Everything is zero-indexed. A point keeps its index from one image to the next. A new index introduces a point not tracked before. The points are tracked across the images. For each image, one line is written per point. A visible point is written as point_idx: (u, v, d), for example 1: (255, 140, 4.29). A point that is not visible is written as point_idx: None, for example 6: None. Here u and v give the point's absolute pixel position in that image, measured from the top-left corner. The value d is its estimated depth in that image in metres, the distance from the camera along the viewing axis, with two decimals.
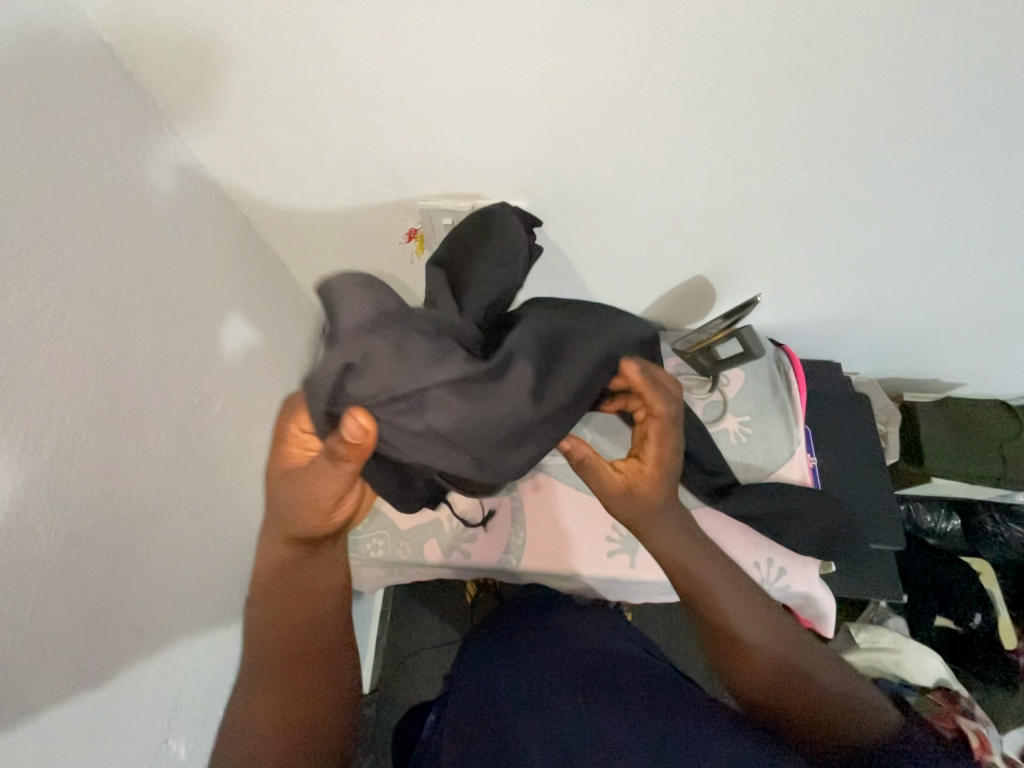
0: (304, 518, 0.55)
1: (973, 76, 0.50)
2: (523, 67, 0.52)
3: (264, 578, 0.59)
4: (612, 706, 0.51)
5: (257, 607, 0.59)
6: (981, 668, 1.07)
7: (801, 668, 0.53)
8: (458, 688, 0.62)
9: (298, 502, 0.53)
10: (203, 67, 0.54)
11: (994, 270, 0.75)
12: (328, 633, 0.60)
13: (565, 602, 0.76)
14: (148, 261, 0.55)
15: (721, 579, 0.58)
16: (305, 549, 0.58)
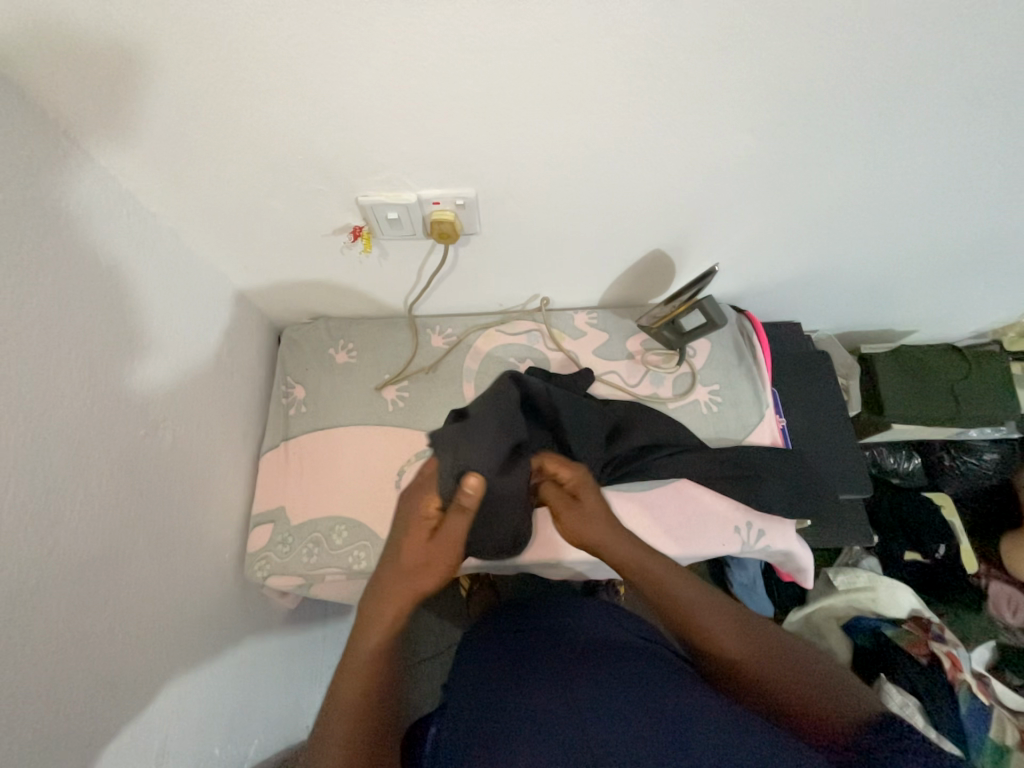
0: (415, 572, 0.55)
1: (907, 30, 0.50)
2: (454, 47, 0.49)
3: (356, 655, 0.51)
4: (600, 690, 0.51)
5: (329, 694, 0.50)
6: (949, 594, 1.14)
7: (790, 656, 0.53)
8: (459, 697, 0.60)
9: (411, 531, 0.57)
10: (103, 74, 0.48)
11: (934, 219, 0.77)
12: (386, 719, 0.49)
13: (558, 594, 0.76)
14: (64, 290, 0.49)
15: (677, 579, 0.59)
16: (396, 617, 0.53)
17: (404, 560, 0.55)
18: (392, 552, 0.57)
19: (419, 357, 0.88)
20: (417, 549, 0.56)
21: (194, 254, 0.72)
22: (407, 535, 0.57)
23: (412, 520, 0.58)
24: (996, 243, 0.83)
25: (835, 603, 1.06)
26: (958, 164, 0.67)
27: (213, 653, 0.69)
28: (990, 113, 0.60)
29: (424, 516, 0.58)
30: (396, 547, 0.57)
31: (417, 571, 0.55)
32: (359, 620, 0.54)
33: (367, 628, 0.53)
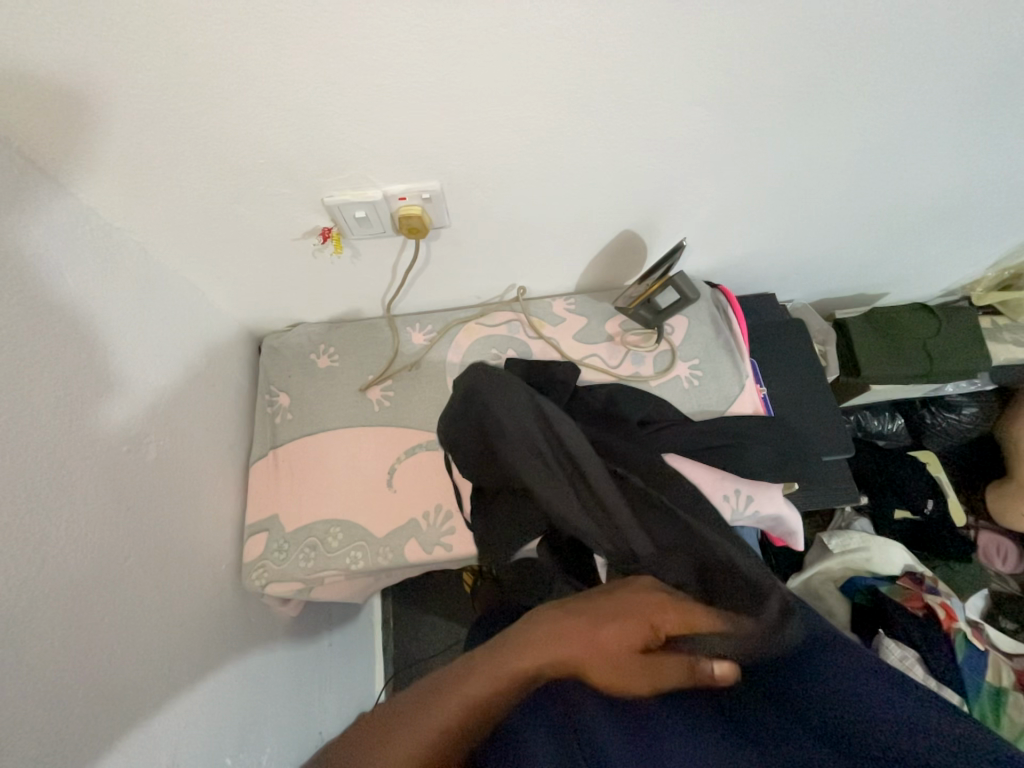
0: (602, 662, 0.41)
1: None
2: (401, 38, 0.49)
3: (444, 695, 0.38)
4: None
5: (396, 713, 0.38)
6: (941, 548, 1.17)
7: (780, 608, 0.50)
8: None
9: (628, 618, 0.43)
10: (54, 90, 0.48)
11: (893, 181, 0.79)
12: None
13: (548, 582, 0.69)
14: (31, 314, 0.49)
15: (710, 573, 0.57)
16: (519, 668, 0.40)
17: (603, 641, 0.42)
18: (584, 619, 0.43)
19: (401, 355, 0.88)
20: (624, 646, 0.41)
21: (166, 269, 0.72)
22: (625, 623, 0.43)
23: (639, 612, 0.44)
24: (954, 200, 0.85)
25: (831, 566, 1.08)
26: (911, 123, 0.69)
27: (218, 666, 0.69)
28: (935, 69, 0.61)
29: (650, 620, 0.43)
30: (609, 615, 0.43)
31: (603, 667, 0.41)
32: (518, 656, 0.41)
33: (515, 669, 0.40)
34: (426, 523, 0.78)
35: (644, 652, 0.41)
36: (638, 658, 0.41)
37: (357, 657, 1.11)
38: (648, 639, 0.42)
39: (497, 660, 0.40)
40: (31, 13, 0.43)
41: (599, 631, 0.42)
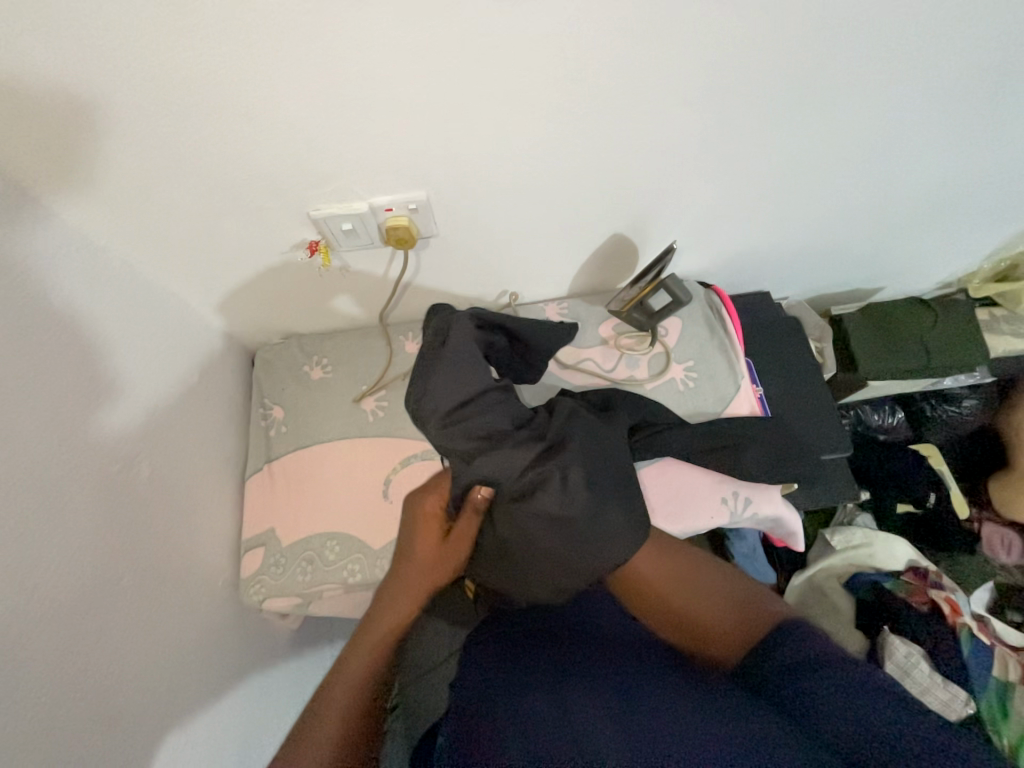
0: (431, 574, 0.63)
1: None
2: (380, 50, 0.49)
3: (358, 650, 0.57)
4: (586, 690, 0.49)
5: (334, 682, 0.54)
6: (945, 542, 1.16)
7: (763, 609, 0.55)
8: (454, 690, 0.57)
9: (422, 526, 0.65)
10: (36, 112, 0.48)
11: (882, 177, 0.79)
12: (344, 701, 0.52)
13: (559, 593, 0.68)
14: (18, 335, 0.49)
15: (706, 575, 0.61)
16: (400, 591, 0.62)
17: (414, 552, 0.64)
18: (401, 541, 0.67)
19: (394, 364, 0.88)
20: (431, 543, 0.64)
21: (156, 286, 0.72)
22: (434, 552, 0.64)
23: (423, 518, 0.66)
24: (946, 193, 0.85)
25: (835, 563, 1.07)
26: (899, 118, 0.68)
27: (218, 683, 0.69)
28: (922, 63, 0.61)
29: (434, 513, 0.66)
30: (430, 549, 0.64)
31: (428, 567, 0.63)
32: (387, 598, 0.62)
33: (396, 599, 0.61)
34: None
35: (443, 539, 0.64)
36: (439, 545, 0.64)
37: None
38: (440, 529, 0.65)
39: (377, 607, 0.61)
40: (9, 34, 0.43)
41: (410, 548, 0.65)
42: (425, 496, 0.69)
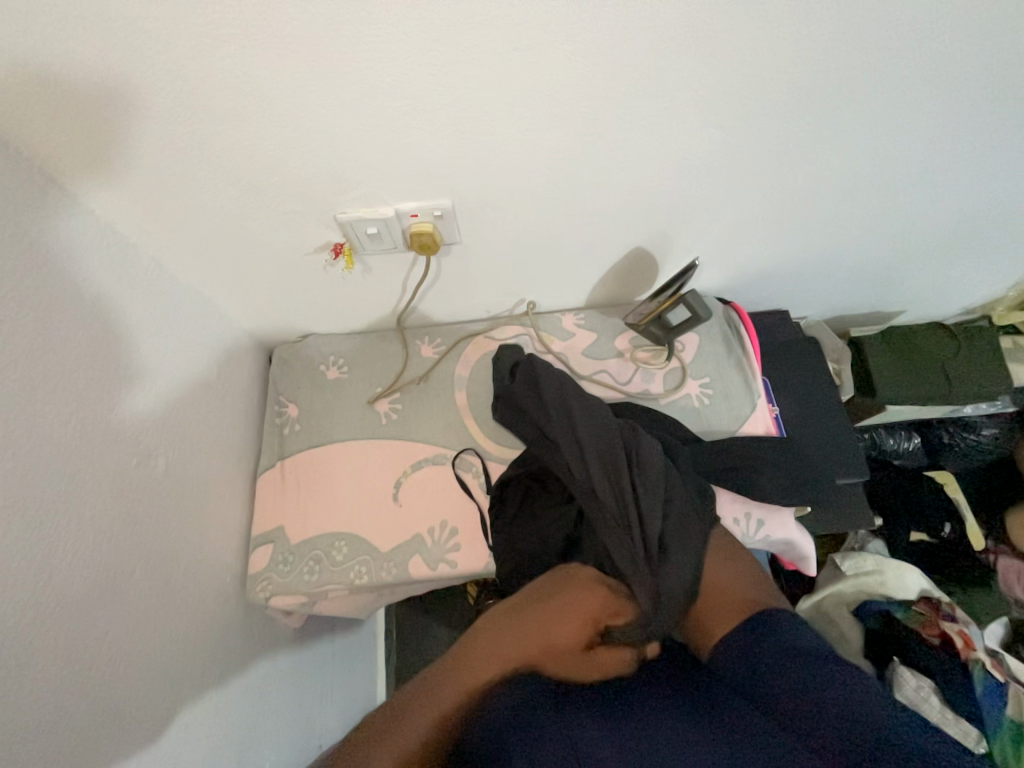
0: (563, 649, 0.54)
1: (859, 22, 0.52)
2: (415, 60, 0.50)
3: (453, 677, 0.53)
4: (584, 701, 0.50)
5: (424, 702, 0.52)
6: (960, 574, 1.13)
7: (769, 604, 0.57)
8: None
9: (576, 616, 0.57)
10: (79, 111, 0.49)
11: (909, 202, 0.78)
12: (422, 720, 0.51)
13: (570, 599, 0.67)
14: (47, 326, 0.50)
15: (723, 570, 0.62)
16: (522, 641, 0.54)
17: (557, 641, 0.55)
18: (550, 610, 0.57)
19: (410, 368, 0.88)
20: (570, 645, 0.55)
21: (182, 281, 0.73)
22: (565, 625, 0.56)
23: (584, 613, 0.58)
24: (975, 219, 0.84)
25: (844, 590, 1.04)
26: (929, 141, 0.68)
27: (221, 677, 0.69)
28: (956, 87, 0.60)
29: (594, 619, 0.57)
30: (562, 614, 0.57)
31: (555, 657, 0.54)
32: (508, 640, 0.54)
33: (507, 649, 0.54)
34: (431, 539, 0.77)
35: (587, 651, 0.55)
36: (583, 655, 0.54)
37: (360, 668, 1.11)
38: (591, 638, 0.56)
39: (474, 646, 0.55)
40: (58, 38, 0.44)
41: (555, 630, 0.55)
42: (592, 595, 0.60)
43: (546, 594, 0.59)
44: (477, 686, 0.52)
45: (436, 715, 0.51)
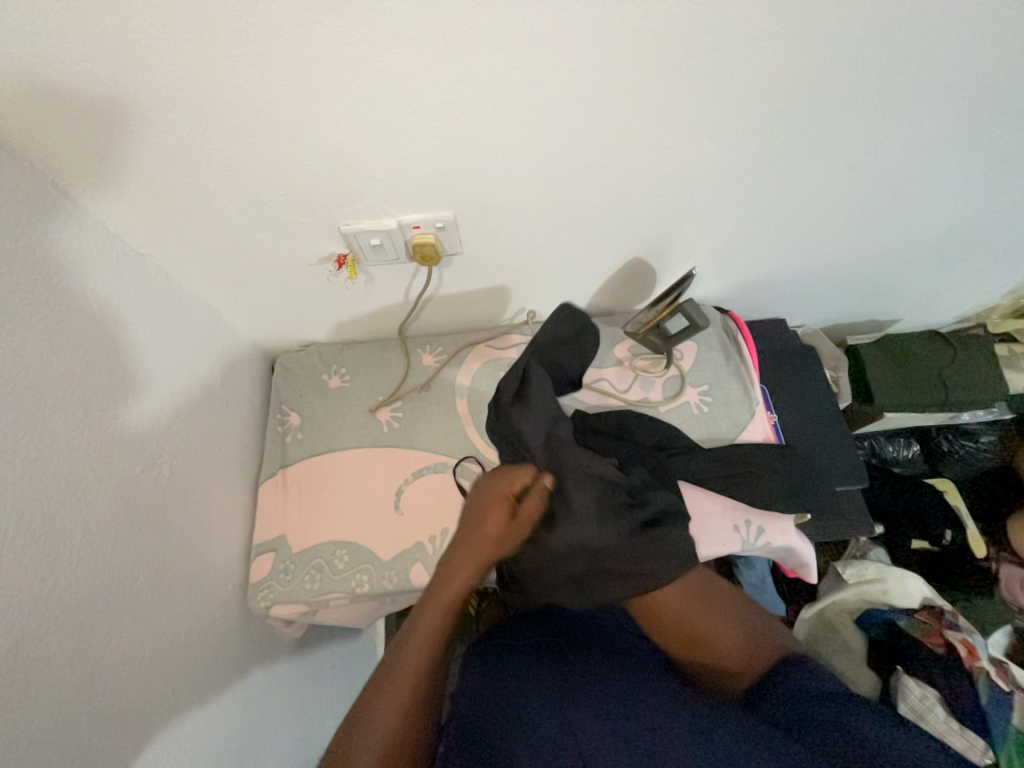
0: (490, 544, 0.59)
1: (846, 41, 0.54)
2: (418, 76, 0.51)
3: (419, 617, 0.56)
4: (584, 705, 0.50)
5: (401, 645, 0.54)
6: (961, 581, 1.13)
7: (773, 638, 0.57)
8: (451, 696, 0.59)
9: (488, 504, 0.60)
10: (93, 125, 0.51)
11: (901, 212, 0.80)
12: (408, 658, 0.53)
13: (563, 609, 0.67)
14: (56, 334, 0.51)
15: (727, 603, 0.62)
16: (455, 558, 0.59)
17: (486, 536, 0.59)
18: (468, 520, 0.61)
19: (411, 377, 0.89)
20: (497, 527, 0.59)
21: (188, 291, 0.74)
22: (485, 521, 0.59)
23: (492, 496, 0.61)
24: (965, 228, 0.85)
25: (845, 597, 1.06)
26: (918, 153, 0.69)
27: (222, 687, 0.69)
28: (941, 100, 0.62)
29: (504, 495, 0.60)
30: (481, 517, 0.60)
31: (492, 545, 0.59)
32: (447, 565, 0.58)
33: (450, 572, 0.58)
34: (432, 547, 0.77)
35: (511, 518, 0.60)
36: (507, 523, 0.59)
37: (360, 679, 1.10)
38: (508, 509, 0.60)
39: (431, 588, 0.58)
40: (75, 57, 0.45)
41: (483, 528, 0.59)
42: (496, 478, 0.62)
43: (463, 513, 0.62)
44: (442, 620, 0.55)
45: (420, 659, 0.53)
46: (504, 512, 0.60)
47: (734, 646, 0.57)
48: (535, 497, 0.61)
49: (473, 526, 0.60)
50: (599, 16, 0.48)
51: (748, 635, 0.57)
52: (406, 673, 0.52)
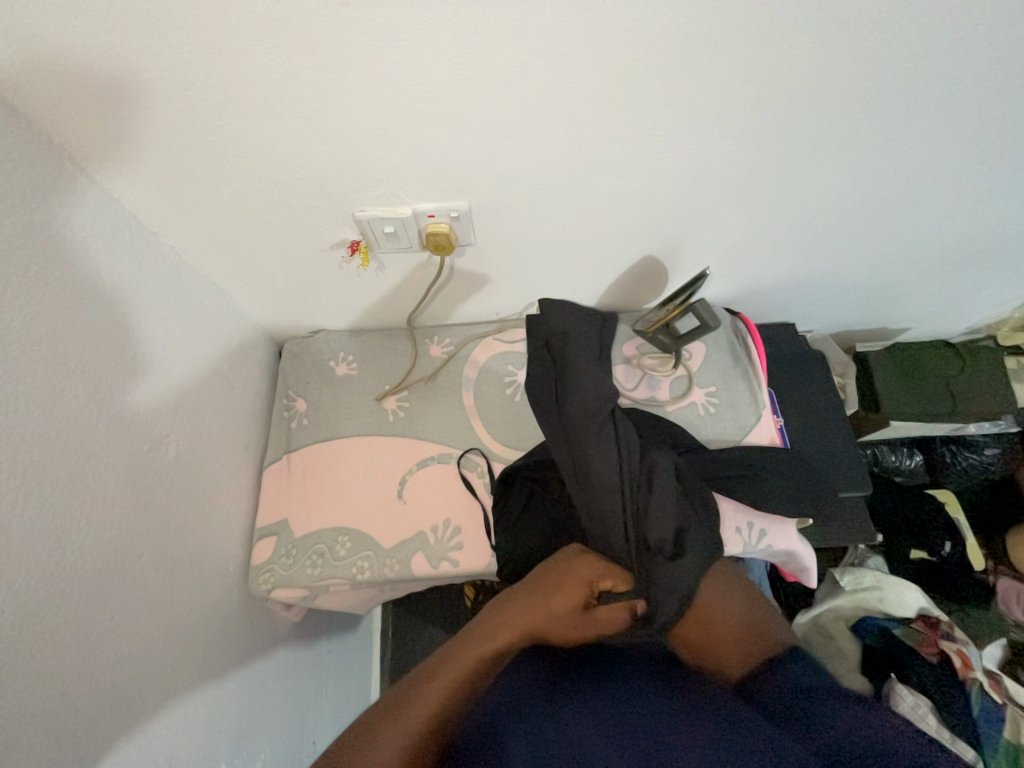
0: (548, 620, 0.59)
1: (873, 44, 0.53)
2: (439, 63, 0.51)
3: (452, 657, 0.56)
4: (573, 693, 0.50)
5: (425, 679, 0.53)
6: (958, 593, 1.13)
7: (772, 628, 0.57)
8: None
9: (569, 585, 0.62)
10: (108, 101, 0.51)
11: (918, 220, 0.79)
12: (424, 694, 0.52)
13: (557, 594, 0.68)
14: (67, 312, 0.51)
15: (727, 590, 0.63)
16: (510, 612, 0.60)
17: (555, 608, 0.60)
18: (538, 582, 0.63)
19: (418, 367, 0.89)
20: (569, 609, 0.60)
21: (199, 272, 0.74)
22: (555, 595, 0.61)
23: (576, 579, 0.63)
24: (982, 239, 0.84)
25: (842, 604, 1.06)
26: (937, 161, 0.69)
27: (220, 667, 0.70)
28: (967, 107, 0.61)
29: (588, 583, 0.62)
30: (550, 589, 0.62)
31: (555, 628, 0.58)
32: (496, 618, 0.60)
33: (499, 629, 0.58)
34: (435, 537, 0.77)
35: (584, 611, 0.60)
36: (581, 614, 0.60)
37: (356, 666, 1.10)
38: (585, 600, 0.61)
39: (488, 635, 0.58)
40: (92, 31, 0.45)
41: (554, 599, 0.60)
42: (585, 563, 0.65)
43: (539, 577, 0.64)
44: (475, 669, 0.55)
45: (434, 705, 0.51)
46: (573, 595, 0.61)
47: (730, 631, 0.57)
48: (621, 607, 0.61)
49: (540, 589, 0.62)
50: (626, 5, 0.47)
51: (744, 621, 0.58)
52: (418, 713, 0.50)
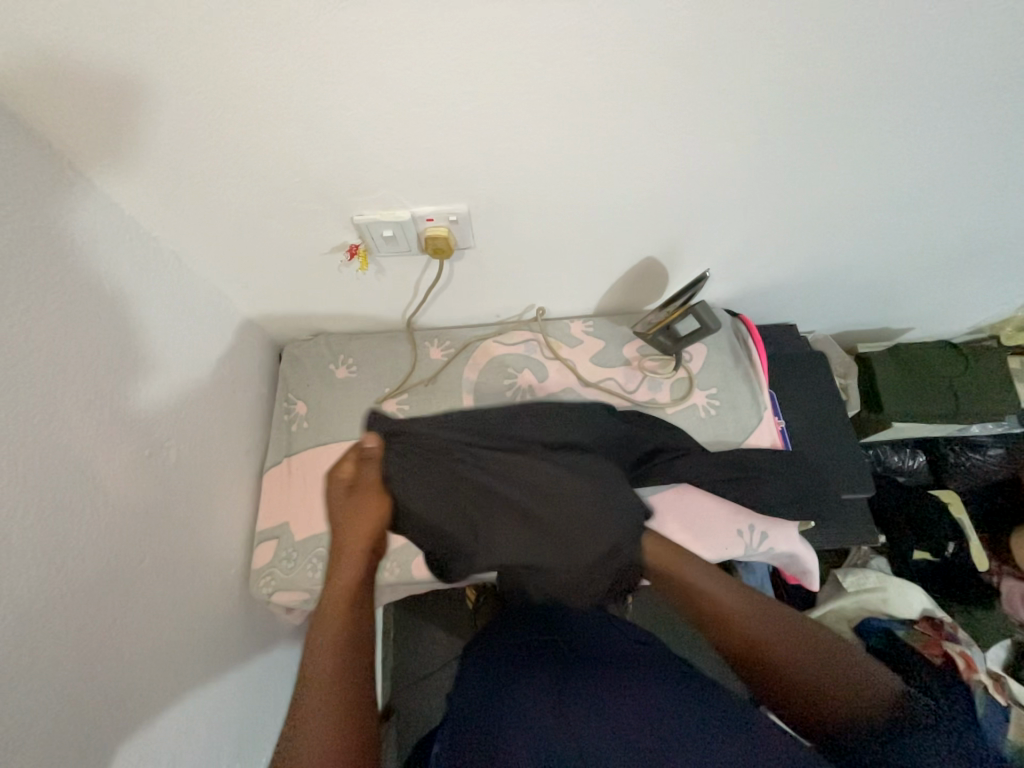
0: (375, 528, 0.61)
1: (874, 45, 0.53)
2: (437, 67, 0.51)
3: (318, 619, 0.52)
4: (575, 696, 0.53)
5: (311, 644, 0.50)
6: (962, 594, 1.12)
7: (852, 662, 0.53)
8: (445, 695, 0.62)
9: (331, 509, 0.63)
10: (108, 107, 0.51)
11: (920, 219, 0.79)
12: (320, 655, 0.48)
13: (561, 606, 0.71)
14: (68, 317, 0.51)
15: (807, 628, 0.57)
16: (337, 554, 0.59)
17: (373, 518, 0.61)
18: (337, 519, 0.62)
19: (419, 369, 0.89)
20: (379, 510, 0.62)
21: (199, 276, 0.74)
22: (370, 508, 0.62)
23: (329, 507, 0.63)
24: (985, 238, 0.84)
25: (844, 605, 1.06)
26: (938, 161, 0.68)
27: (221, 670, 0.70)
28: (969, 106, 0.61)
29: (368, 481, 0.64)
30: (357, 514, 0.61)
31: (379, 521, 0.62)
32: (334, 568, 0.58)
33: (338, 583, 0.56)
34: None
35: (353, 498, 0.63)
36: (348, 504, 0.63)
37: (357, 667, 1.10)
38: (357, 496, 0.63)
39: (334, 605, 0.53)
40: (91, 37, 0.45)
41: (357, 519, 0.61)
42: (333, 484, 0.64)
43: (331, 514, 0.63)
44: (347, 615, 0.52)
45: (336, 656, 0.48)
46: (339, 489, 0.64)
47: (795, 676, 0.53)
48: (369, 490, 0.63)
49: (333, 517, 0.62)
50: (624, 6, 0.47)
51: (816, 663, 0.53)
52: (321, 670, 0.47)
